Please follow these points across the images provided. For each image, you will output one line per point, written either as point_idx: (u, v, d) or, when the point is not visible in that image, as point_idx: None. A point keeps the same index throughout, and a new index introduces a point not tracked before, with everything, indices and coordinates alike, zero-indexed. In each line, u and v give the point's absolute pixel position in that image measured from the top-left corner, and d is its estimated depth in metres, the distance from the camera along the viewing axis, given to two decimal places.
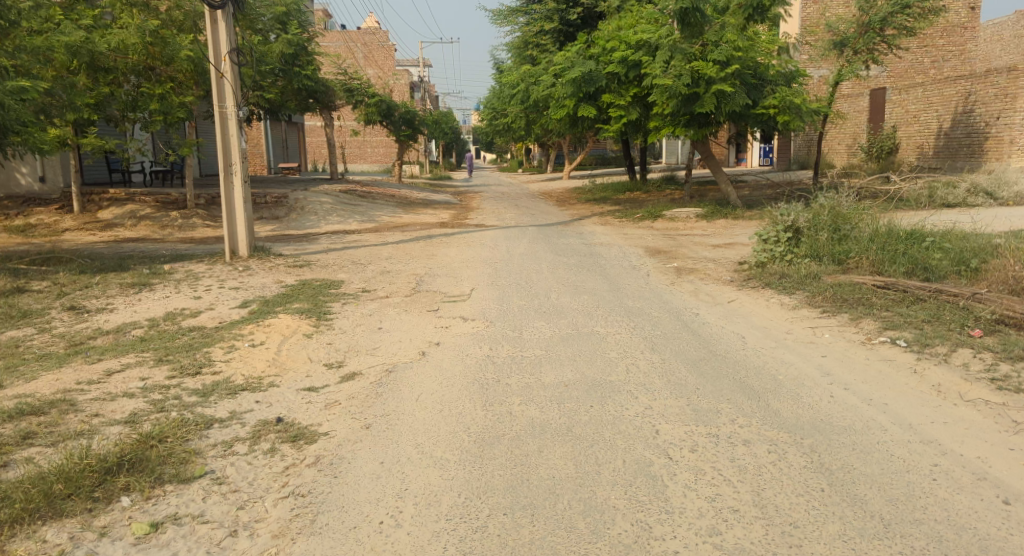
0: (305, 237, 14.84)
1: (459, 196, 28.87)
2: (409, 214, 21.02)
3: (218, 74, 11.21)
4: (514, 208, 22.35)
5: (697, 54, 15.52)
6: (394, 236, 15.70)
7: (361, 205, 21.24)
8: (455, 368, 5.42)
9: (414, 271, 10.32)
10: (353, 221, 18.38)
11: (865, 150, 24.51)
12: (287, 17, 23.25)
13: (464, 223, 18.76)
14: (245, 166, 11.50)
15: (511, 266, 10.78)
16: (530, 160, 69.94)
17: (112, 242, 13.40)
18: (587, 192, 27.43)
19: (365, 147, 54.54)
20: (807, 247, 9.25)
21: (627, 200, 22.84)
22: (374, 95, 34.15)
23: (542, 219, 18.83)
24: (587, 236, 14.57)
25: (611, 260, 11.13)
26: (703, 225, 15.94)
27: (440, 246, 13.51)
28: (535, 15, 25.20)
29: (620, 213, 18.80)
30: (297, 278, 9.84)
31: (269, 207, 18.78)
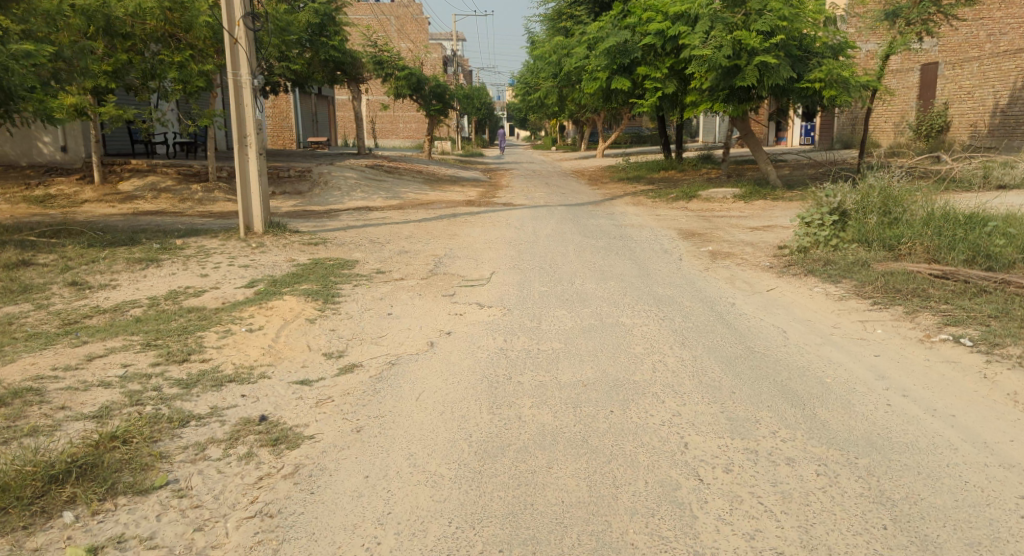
0: (325, 214, 14.76)
1: (488, 173, 28.39)
2: (436, 190, 20.57)
3: (232, 40, 10.92)
4: (543, 186, 21.80)
5: (739, 24, 14.75)
6: (419, 213, 15.25)
7: (387, 181, 20.84)
8: (463, 364, 4.89)
9: (432, 252, 10.05)
10: (378, 198, 17.98)
11: (915, 129, 23.68)
12: None
13: (491, 201, 18.25)
14: (259, 138, 11.22)
15: (535, 248, 10.25)
16: (563, 137, 69.01)
17: (128, 216, 13.35)
18: (620, 170, 26.73)
19: (397, 123, 54.16)
20: (854, 231, 8.60)
21: (661, 179, 22.13)
22: (405, 68, 33.64)
23: (572, 198, 18.25)
24: (618, 217, 13.98)
25: (642, 243, 10.57)
26: (740, 206, 15.24)
27: (463, 225, 13.01)
28: None
29: (653, 193, 18.14)
30: (310, 257, 9.47)
31: (292, 181, 18.86)
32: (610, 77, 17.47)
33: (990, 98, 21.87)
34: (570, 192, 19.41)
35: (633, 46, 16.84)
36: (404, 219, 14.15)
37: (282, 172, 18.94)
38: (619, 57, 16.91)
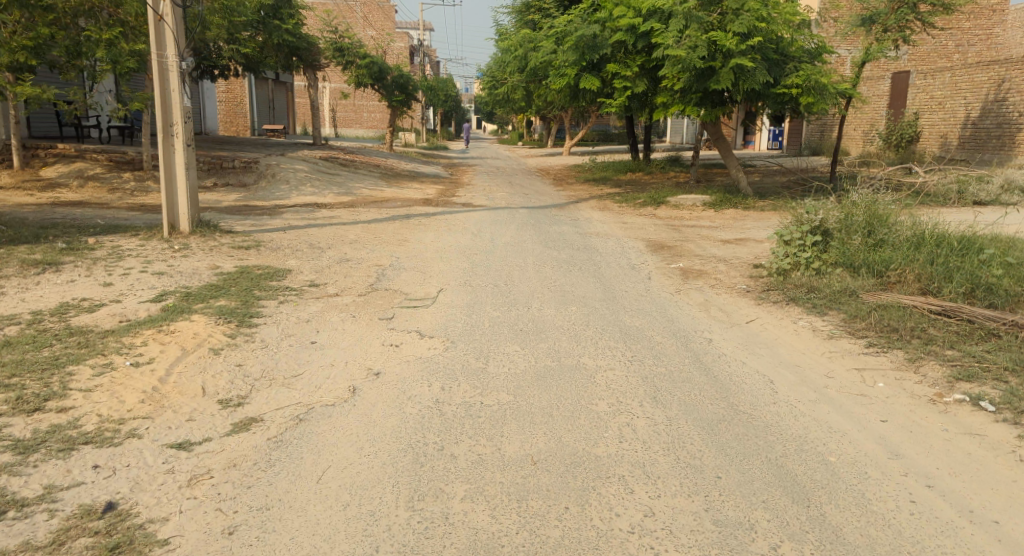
0: (269, 212, 13.86)
1: (450, 168, 27.52)
2: (393, 187, 19.58)
3: (156, 16, 10.04)
4: (506, 185, 20.99)
5: (715, 23, 13.95)
6: (370, 213, 14.30)
7: (342, 175, 19.77)
8: (382, 435, 4.10)
9: (377, 261, 9.10)
10: (329, 194, 16.98)
11: (885, 138, 23.10)
12: None
13: (449, 200, 17.36)
14: (187, 127, 10.40)
15: (491, 260, 9.35)
16: (531, 132, 68.07)
17: (44, 207, 13.12)
18: (585, 170, 25.99)
19: (360, 112, 52.86)
20: (838, 253, 7.74)
21: (628, 182, 21.42)
22: (366, 56, 32.50)
23: (534, 199, 17.46)
24: (582, 224, 13.19)
25: (608, 257, 9.79)
26: (710, 215, 14.52)
27: (415, 229, 12.05)
28: None
29: (619, 198, 17.41)
30: (238, 265, 8.57)
31: (237, 172, 17.78)
32: (578, 75, 16.63)
33: (962, 110, 21.04)
34: (532, 193, 18.62)
35: (603, 42, 16.00)
36: (351, 219, 13.20)
37: (226, 162, 17.71)
38: (587, 53, 16.05)
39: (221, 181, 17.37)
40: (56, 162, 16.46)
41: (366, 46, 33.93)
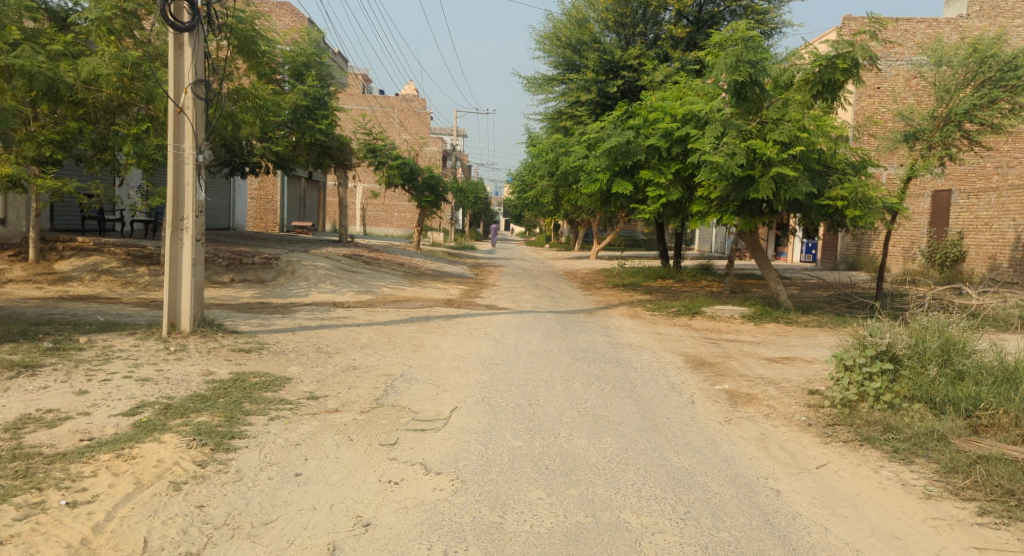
0: (282, 312, 13.18)
1: (475, 269, 26.99)
2: (416, 287, 18.92)
3: (177, 108, 9.57)
4: (532, 288, 20.29)
5: (757, 130, 13.16)
6: (388, 314, 13.54)
7: (364, 274, 19.18)
8: None
9: (386, 371, 8.23)
10: (348, 293, 16.31)
11: (929, 258, 22.07)
12: (306, 68, 22.56)
13: (473, 302, 16.61)
14: (198, 222, 9.74)
15: (515, 372, 8.43)
16: (559, 236, 68.14)
17: (48, 302, 12.50)
18: (614, 276, 25.27)
19: (391, 212, 53.37)
20: (911, 384, 6.74)
21: (660, 289, 20.60)
22: (398, 158, 32.66)
23: (561, 303, 16.64)
24: (613, 333, 12.31)
25: (643, 373, 8.86)
26: (751, 328, 13.57)
27: (435, 334, 11.21)
28: (572, 84, 23.57)
29: (651, 305, 16.56)
30: (236, 372, 7.76)
31: (256, 268, 17.24)
32: (611, 180, 15.96)
33: (1010, 232, 20.01)
34: (560, 297, 17.84)
35: (638, 147, 15.38)
36: (367, 321, 12.45)
37: (245, 258, 17.37)
38: (620, 158, 15.40)
39: (239, 277, 16.78)
40: (71, 254, 16.03)
41: (398, 148, 34.20)
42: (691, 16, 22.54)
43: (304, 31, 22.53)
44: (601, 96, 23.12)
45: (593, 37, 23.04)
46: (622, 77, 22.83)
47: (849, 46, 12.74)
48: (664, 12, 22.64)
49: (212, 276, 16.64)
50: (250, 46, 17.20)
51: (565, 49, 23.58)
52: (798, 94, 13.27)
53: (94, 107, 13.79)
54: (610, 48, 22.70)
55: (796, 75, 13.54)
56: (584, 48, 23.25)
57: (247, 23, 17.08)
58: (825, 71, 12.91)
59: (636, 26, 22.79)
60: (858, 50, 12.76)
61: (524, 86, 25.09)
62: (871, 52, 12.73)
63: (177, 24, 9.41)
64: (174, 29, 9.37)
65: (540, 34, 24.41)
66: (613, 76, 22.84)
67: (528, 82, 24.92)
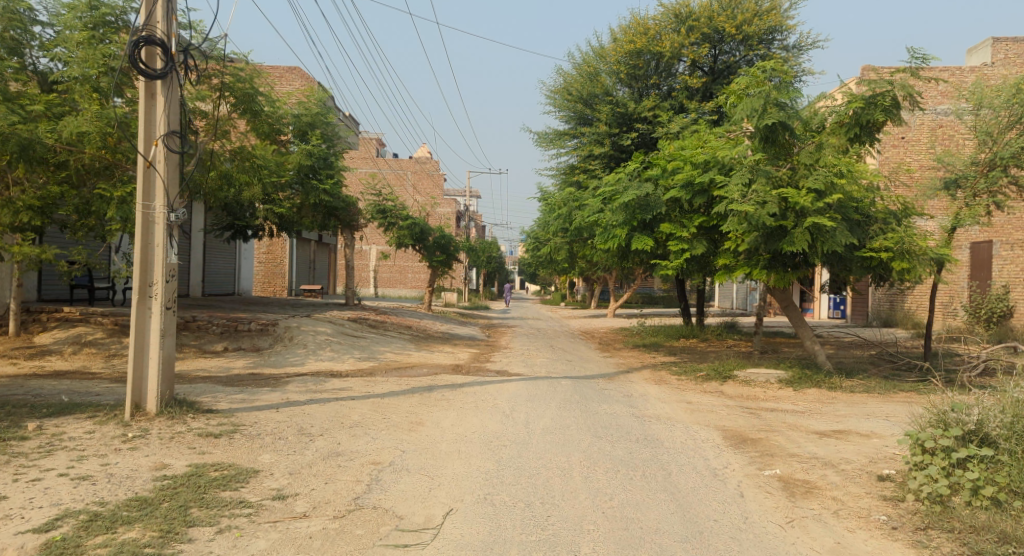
0: (272, 385, 11.96)
1: (488, 330, 25.82)
2: (423, 351, 17.73)
3: (144, 162, 8.51)
4: (547, 350, 19.03)
5: (788, 177, 12.06)
6: (389, 385, 12.34)
7: (369, 340, 18.08)
8: None
9: (374, 459, 6.96)
10: (348, 362, 15.16)
11: (971, 313, 20.68)
12: (311, 128, 21.82)
13: (484, 368, 15.37)
14: (169, 288, 8.64)
15: (524, 456, 7.18)
16: (574, 293, 67.13)
17: (16, 380, 11.37)
18: (634, 335, 24.02)
19: (405, 273, 52.82)
20: (1015, 474, 5.54)
21: (684, 349, 19.31)
22: (408, 218, 31.88)
23: (579, 367, 15.36)
24: (638, 402, 11.00)
25: (678, 453, 7.57)
26: (792, 396, 12.22)
27: (439, 408, 9.94)
28: (584, 138, 22.69)
29: (676, 368, 15.25)
30: (195, 466, 6.58)
31: (251, 335, 16.12)
32: (628, 235, 14.80)
33: None
34: (577, 360, 16.59)
35: (657, 199, 14.28)
36: (364, 393, 11.25)
37: (241, 324, 16.15)
38: (639, 212, 14.32)
39: (233, 345, 15.62)
40: (54, 325, 14.98)
41: (408, 208, 33.46)
42: (707, 66, 21.69)
43: (309, 91, 21.81)
44: (615, 150, 22.19)
45: (605, 89, 22.21)
46: (637, 129, 21.90)
47: (888, 85, 11.66)
48: (678, 63, 21.81)
49: (205, 344, 15.39)
50: (252, 105, 15.99)
51: (577, 102, 22.76)
52: (830, 138, 12.18)
53: (77, 170, 12.73)
54: (623, 101, 21.85)
55: (828, 117, 12.44)
56: (596, 101, 22.42)
57: (248, 82, 15.84)
58: (862, 113, 11.80)
59: (649, 78, 21.96)
60: (898, 89, 11.67)
61: (535, 141, 24.24)
62: (911, 90, 11.66)
63: (147, 71, 8.36)
64: (144, 75, 8.36)
65: (551, 89, 23.65)
66: (627, 128, 21.91)
67: (538, 137, 24.12)
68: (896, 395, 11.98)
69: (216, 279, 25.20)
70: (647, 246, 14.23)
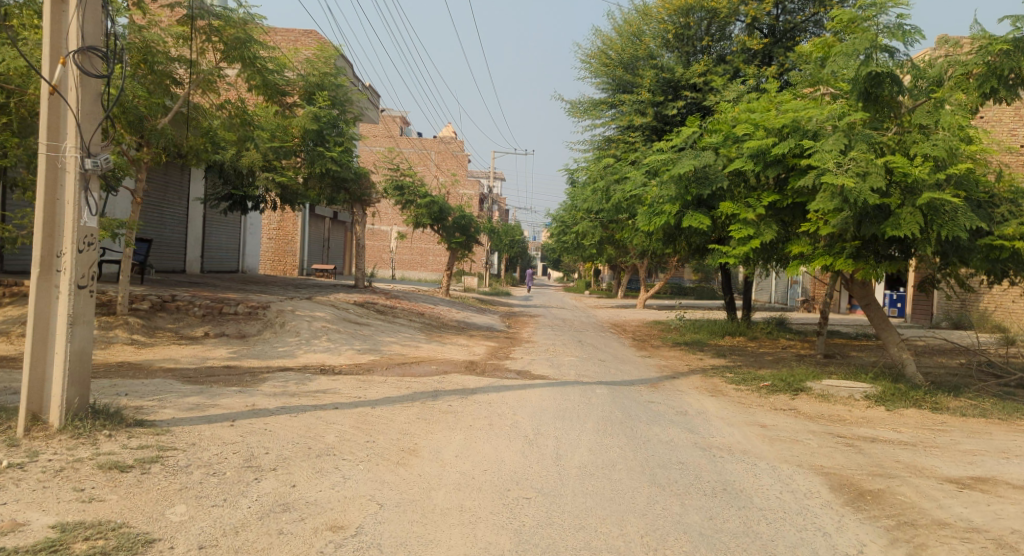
0: (244, 384, 9.72)
1: (509, 319, 23.62)
2: (435, 343, 15.53)
3: (51, 89, 6.31)
4: (577, 345, 16.74)
5: (895, 144, 9.74)
6: (388, 387, 10.08)
7: (376, 329, 15.91)
8: None
9: (335, 522, 4.72)
10: (346, 355, 12.96)
11: None
12: (319, 88, 19.57)
13: (504, 367, 13.08)
14: (84, 258, 6.42)
15: (554, 518, 4.97)
16: (599, 281, 64.99)
17: None
18: (672, 331, 21.70)
19: (426, 256, 50.95)
20: None
21: (732, 350, 16.95)
22: (427, 196, 29.73)
23: (617, 370, 13.05)
24: (699, 423, 8.66)
25: (778, 522, 5.24)
26: (888, 419, 9.83)
27: (440, 425, 7.69)
28: (623, 107, 20.28)
29: (732, 375, 12.89)
30: (59, 531, 4.34)
31: (238, 319, 13.95)
32: (679, 214, 12.39)
33: None
34: (612, 361, 14.25)
35: (718, 172, 11.88)
36: (356, 399, 9.01)
37: (227, 307, 13.99)
38: (695, 186, 11.92)
39: (215, 330, 13.45)
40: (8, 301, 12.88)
41: (427, 185, 31.27)
42: (767, 27, 19.30)
43: (319, 48, 19.61)
44: (658, 121, 19.77)
45: (649, 53, 19.80)
46: (684, 97, 19.47)
47: None
48: (734, 23, 19.42)
49: (183, 329, 13.22)
50: (242, 52, 13.13)
51: (617, 67, 20.37)
52: (951, 95, 9.83)
53: (22, 116, 10.65)
54: (669, 65, 19.43)
55: (945, 70, 10.09)
56: (639, 67, 20.02)
57: (241, 24, 13.06)
58: (1001, 61, 9.36)
59: (700, 40, 19.55)
60: None
61: (568, 111, 21.86)
62: None
63: None
64: None
65: (587, 52, 21.27)
66: (673, 97, 19.49)
67: (571, 106, 21.76)
68: (1019, 425, 9.59)
69: (216, 255, 23.13)
70: (703, 228, 11.82)
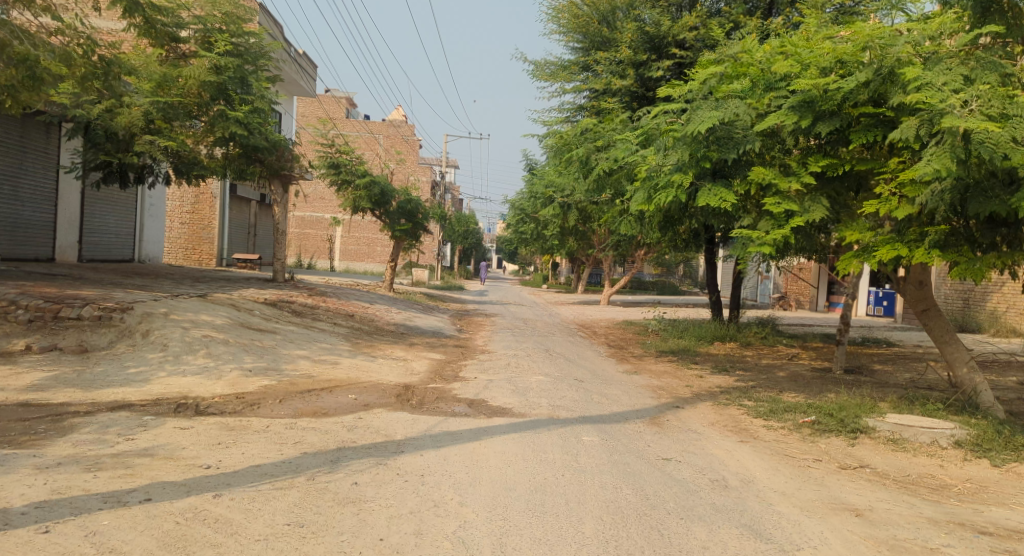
0: (23, 439, 6.13)
1: (460, 321, 20.29)
2: (361, 358, 12.08)
3: None
4: (544, 357, 13.45)
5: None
6: (263, 441, 6.57)
7: (284, 339, 12.36)
8: None
9: None
10: (225, 379, 9.40)
11: None
12: (221, 35, 15.93)
13: (446, 395, 9.68)
14: None
15: None
16: (556, 275, 62.02)
17: None
18: (650, 336, 18.54)
19: (374, 246, 47.47)
20: None
21: (730, 363, 13.82)
22: (366, 176, 26.15)
23: (599, 399, 9.79)
24: (757, 513, 5.36)
25: None
26: (1009, 485, 6.65)
27: (319, 548, 4.24)
28: (597, 68, 17.05)
29: (753, 404, 9.69)
30: None
31: (81, 327, 10.32)
32: (690, 187, 9.21)
33: None
34: (590, 383, 10.96)
35: (745, 129, 8.78)
36: (195, 472, 5.49)
37: (66, 311, 10.40)
38: (714, 149, 8.78)
39: (45, 342, 9.83)
40: None
41: (368, 165, 27.66)
42: None
43: None
44: (640, 84, 16.57)
45: (628, 3, 16.58)
46: (671, 54, 16.30)
47: None
48: None
49: None
50: None
51: (590, 21, 17.09)
52: None
53: None
54: (652, 17, 16.25)
55: None
56: (616, 20, 16.79)
57: None
58: None
59: None
60: None
61: (530, 75, 18.55)
62: None
63: None
64: None
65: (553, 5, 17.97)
66: (657, 54, 16.33)
67: (536, 68, 18.43)
68: None
69: (101, 241, 19.51)
70: (725, 208, 8.63)
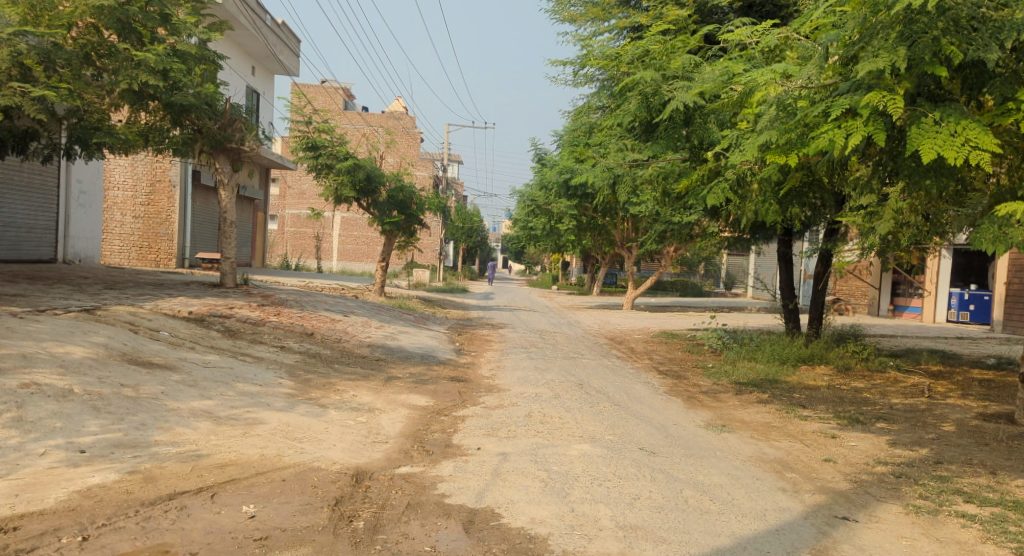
0: None
1: (461, 335, 15.96)
2: (299, 410, 7.76)
3: None
4: (580, 398, 9.11)
5: None
6: None
7: (185, 379, 8.08)
8: None
9: None
10: (16, 477, 5.15)
11: None
12: None
13: (424, 501, 5.35)
14: None
15: None
16: (568, 276, 57.57)
17: None
18: (708, 357, 14.11)
19: (373, 245, 43.06)
20: None
21: (853, 407, 9.42)
22: (348, 158, 21.87)
23: (697, 503, 5.49)
24: None
25: None
26: None
27: None
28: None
29: (989, 517, 5.26)
30: None
31: None
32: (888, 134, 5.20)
33: None
34: (668, 458, 6.63)
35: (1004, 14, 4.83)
36: None
37: None
38: (951, 46, 4.73)
39: None
40: None
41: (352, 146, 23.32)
42: None
43: None
44: (699, 17, 12.42)
45: None
46: None
47: None
48: None
49: None
50: None
51: None
52: None
53: None
54: None
55: None
56: None
57: None
58: None
59: None
60: None
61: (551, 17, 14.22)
62: None
63: None
64: None
65: None
66: None
67: (558, 6, 14.13)
68: None
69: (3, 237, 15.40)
70: (972, 157, 4.65)
